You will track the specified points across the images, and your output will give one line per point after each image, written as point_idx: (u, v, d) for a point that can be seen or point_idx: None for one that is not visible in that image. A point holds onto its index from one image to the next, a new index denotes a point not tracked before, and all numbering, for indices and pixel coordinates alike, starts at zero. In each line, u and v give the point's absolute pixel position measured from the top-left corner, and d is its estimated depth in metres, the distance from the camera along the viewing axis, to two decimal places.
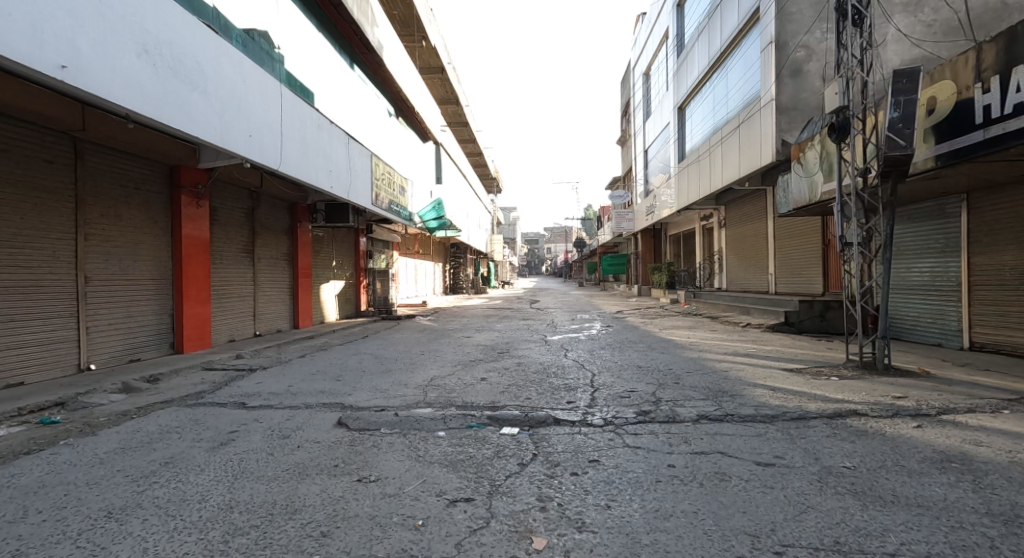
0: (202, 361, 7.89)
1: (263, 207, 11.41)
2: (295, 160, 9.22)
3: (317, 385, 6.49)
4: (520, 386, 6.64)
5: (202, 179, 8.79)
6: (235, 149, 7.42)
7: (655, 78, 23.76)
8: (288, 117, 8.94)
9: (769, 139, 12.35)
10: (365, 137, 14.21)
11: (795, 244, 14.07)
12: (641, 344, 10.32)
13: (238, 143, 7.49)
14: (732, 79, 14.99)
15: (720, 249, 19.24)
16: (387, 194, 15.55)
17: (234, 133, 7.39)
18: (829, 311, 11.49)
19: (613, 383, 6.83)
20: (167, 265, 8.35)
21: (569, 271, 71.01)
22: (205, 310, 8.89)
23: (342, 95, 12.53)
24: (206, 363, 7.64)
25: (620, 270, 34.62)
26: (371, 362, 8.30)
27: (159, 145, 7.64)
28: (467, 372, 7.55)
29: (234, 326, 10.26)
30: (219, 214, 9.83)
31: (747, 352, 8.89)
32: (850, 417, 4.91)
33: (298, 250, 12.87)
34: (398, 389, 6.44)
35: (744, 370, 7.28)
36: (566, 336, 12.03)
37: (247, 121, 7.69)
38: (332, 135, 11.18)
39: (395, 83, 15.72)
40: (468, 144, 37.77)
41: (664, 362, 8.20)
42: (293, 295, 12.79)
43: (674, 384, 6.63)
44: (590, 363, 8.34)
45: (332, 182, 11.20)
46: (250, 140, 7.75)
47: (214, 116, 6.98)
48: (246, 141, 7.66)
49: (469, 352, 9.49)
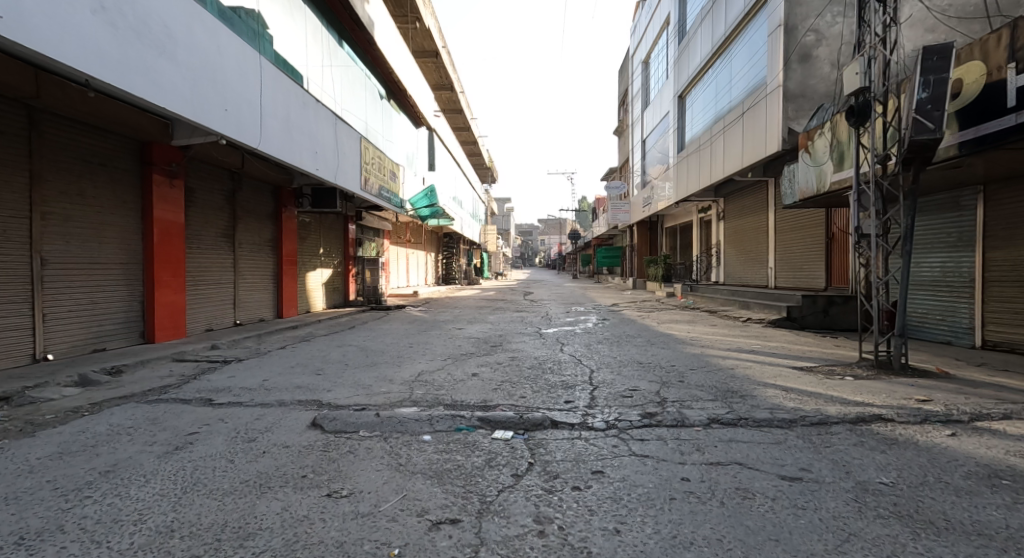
0: (174, 350, 7.41)
1: (244, 190, 10.87)
2: (277, 138, 8.68)
3: (294, 379, 6.01)
4: (514, 384, 6.20)
5: (176, 157, 8.29)
6: (209, 123, 6.89)
7: (654, 66, 23.28)
8: (270, 93, 8.39)
9: (775, 127, 11.91)
10: (355, 120, 13.65)
11: (797, 237, 13.66)
12: (640, 339, 9.88)
13: (212, 117, 6.95)
14: (736, 66, 14.51)
15: (718, 242, 18.81)
16: (377, 180, 14.99)
17: (207, 106, 6.86)
18: (833, 307, 11.10)
19: (613, 381, 6.40)
20: (137, 248, 7.84)
21: (562, 263, 70.69)
22: (179, 297, 8.41)
23: (330, 74, 11.95)
24: (177, 354, 7.13)
25: (614, 263, 34.24)
26: (356, 355, 7.82)
27: (126, 118, 7.11)
28: (458, 367, 7.11)
29: (212, 314, 9.76)
30: (196, 196, 9.31)
31: (751, 348, 8.47)
32: (875, 422, 4.49)
33: (283, 236, 12.36)
34: (381, 385, 5.97)
35: (751, 368, 6.86)
36: (561, 329, 11.60)
37: (223, 93, 7.16)
38: (318, 114, 10.63)
39: (387, 64, 15.13)
40: (462, 132, 37.15)
41: (665, 358, 7.78)
42: (277, 283, 12.27)
43: (680, 383, 6.19)
44: (587, 358, 7.93)
45: (317, 165, 10.66)
46: (226, 114, 7.22)
47: (184, 86, 6.45)
48: (221, 115, 7.12)
49: (461, 345, 9.03)
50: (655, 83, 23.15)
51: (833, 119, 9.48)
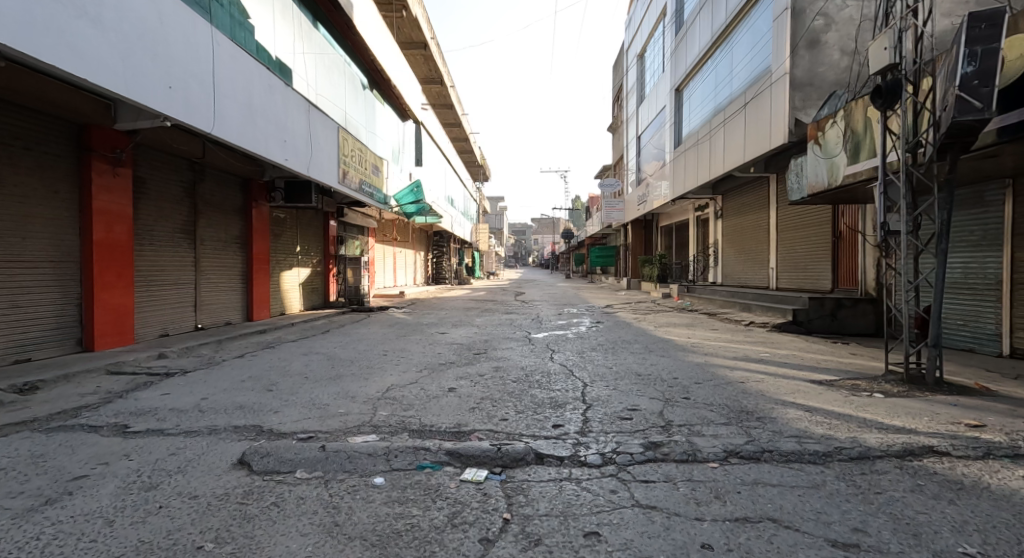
0: (112, 359, 6.58)
1: (207, 182, 10.03)
2: (235, 123, 7.84)
3: (238, 397, 5.15)
4: (494, 404, 5.37)
5: (123, 144, 7.48)
6: (146, 100, 6.07)
7: (650, 59, 22.51)
8: (226, 71, 7.55)
9: (781, 118, 11.16)
10: (333, 109, 12.80)
11: (802, 235, 12.90)
12: (638, 346, 9.07)
13: (151, 94, 6.13)
14: (738, 55, 13.76)
15: (716, 241, 18.06)
16: (358, 174, 14.11)
17: (144, 80, 6.05)
18: (841, 310, 10.30)
19: (609, 398, 5.59)
20: (74, 243, 7.03)
21: (555, 262, 69.95)
22: (126, 298, 7.62)
23: (302, 57, 11.08)
24: (113, 364, 6.31)
25: (608, 262, 33.51)
26: (320, 366, 6.96)
27: (52, 96, 6.36)
28: (433, 382, 6.26)
29: (168, 318, 8.92)
30: (148, 187, 8.49)
31: (761, 357, 7.68)
32: (925, 456, 3.72)
33: (253, 233, 11.49)
34: (339, 405, 5.13)
35: (764, 383, 6.06)
36: (551, 334, 10.78)
37: (165, 68, 6.34)
38: (287, 98, 9.77)
39: (368, 51, 14.27)
40: (453, 128, 36.27)
41: (666, 369, 6.98)
42: (247, 284, 11.41)
43: (686, 402, 5.38)
44: (579, 370, 7.09)
45: (288, 155, 9.84)
46: (170, 92, 6.40)
47: (112, 56, 5.65)
48: (163, 92, 6.30)
49: (440, 353, 8.18)
50: (651, 77, 22.37)
51: (848, 106, 8.75)
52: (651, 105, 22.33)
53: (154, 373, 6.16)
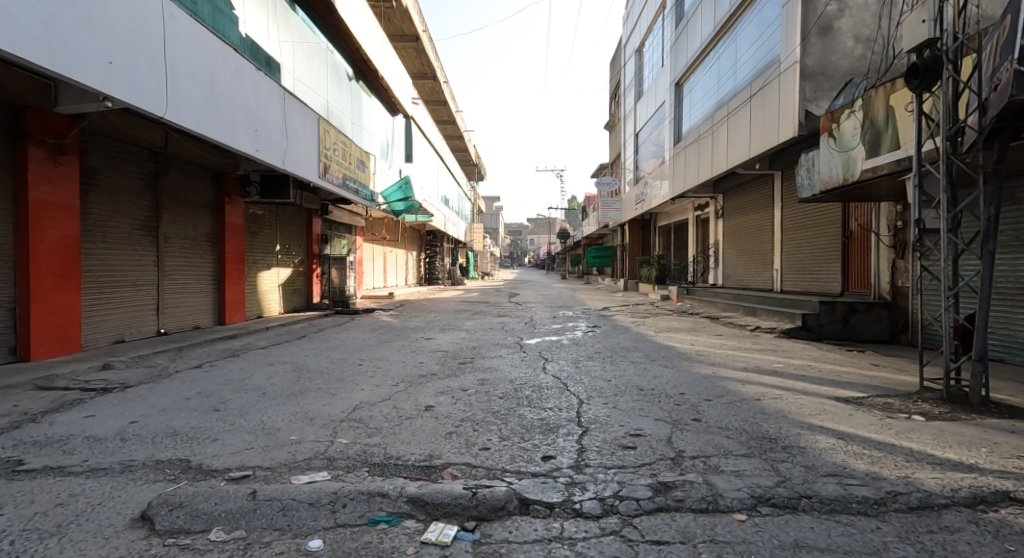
0: (45, 370, 5.82)
1: (171, 175, 9.30)
2: (194, 108, 7.11)
3: (173, 421, 4.40)
4: (475, 428, 4.62)
5: (69, 129, 6.81)
6: (81, 74, 5.35)
7: (648, 54, 21.81)
8: (183, 50, 6.84)
9: (790, 110, 10.46)
10: (313, 99, 12.04)
11: (809, 236, 12.19)
12: (638, 354, 8.35)
13: (87, 68, 5.42)
14: (742, 45, 13.07)
15: (716, 241, 17.34)
16: (341, 168, 13.35)
17: (79, 53, 5.35)
18: (854, 315, 9.58)
19: (609, 420, 4.87)
20: (8, 240, 6.37)
21: (551, 262, 69.25)
22: (72, 301, 6.95)
23: (277, 41, 10.30)
24: (45, 377, 5.56)
25: (604, 263, 32.88)
26: (284, 378, 6.21)
27: None
28: (408, 399, 5.51)
29: (125, 323, 8.22)
30: (101, 178, 7.79)
31: (774, 368, 6.97)
32: (1002, 508, 3.03)
33: (225, 230, 10.72)
34: (293, 430, 4.38)
35: (783, 401, 5.34)
36: (544, 339, 10.05)
37: (106, 39, 5.63)
38: (258, 84, 9.01)
39: (352, 38, 13.51)
40: (446, 125, 35.45)
41: (671, 383, 6.26)
42: (219, 285, 10.66)
43: (698, 426, 4.64)
44: (574, 383, 6.35)
45: (259, 146, 9.07)
46: (112, 69, 5.71)
47: (35, 22, 4.93)
48: (104, 68, 5.61)
49: (422, 363, 7.44)
50: (649, 72, 21.70)
51: (866, 94, 8.03)
52: (649, 101, 21.64)
53: (89, 389, 5.41)
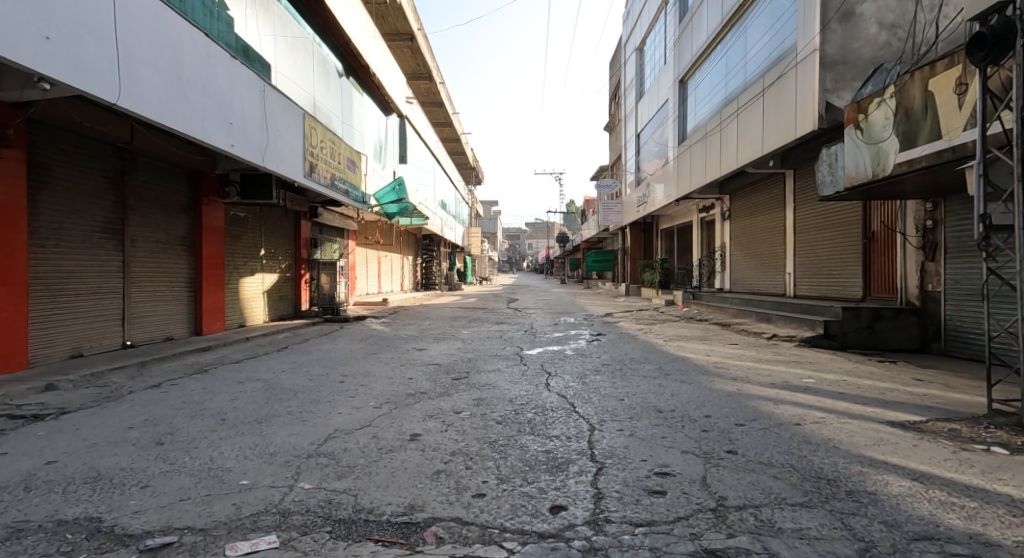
0: None
1: (140, 174, 8.61)
2: (150, 95, 6.47)
3: (100, 462, 3.69)
4: (467, 465, 3.84)
5: (11, 119, 6.31)
6: (8, 48, 4.88)
7: (650, 52, 21.15)
8: (136, 31, 6.28)
9: (811, 102, 9.72)
10: (298, 93, 11.30)
11: (824, 236, 11.21)
12: (650, 367, 7.56)
13: (14, 40, 4.94)
14: (754, 37, 12.34)
15: (723, 244, 16.55)
16: (330, 168, 12.59)
17: (8, 29, 4.89)
18: (881, 322, 8.61)
19: (626, 453, 4.11)
20: None
21: (550, 267, 68.42)
22: (18, 311, 6.51)
23: (257, 29, 9.55)
24: None
25: (605, 266, 32.09)
26: (249, 400, 5.46)
27: None
28: (391, 426, 4.73)
29: (83, 334, 7.57)
30: (54, 176, 7.19)
31: (807, 383, 6.19)
32: None
33: (203, 234, 9.96)
34: (245, 470, 3.62)
35: (828, 426, 4.55)
36: (546, 350, 9.27)
37: (41, 12, 5.17)
38: (232, 73, 8.28)
39: (341, 31, 12.78)
40: (442, 128, 34.83)
41: (693, 404, 5.47)
42: (195, 293, 9.88)
43: (736, 462, 3.88)
44: (583, 403, 5.56)
45: (235, 140, 8.33)
46: (49, 47, 5.25)
47: None
48: (39, 45, 5.14)
49: (411, 379, 6.65)
50: (651, 70, 21.02)
51: (899, 78, 6.94)
52: (651, 100, 20.93)
53: (17, 417, 4.74)
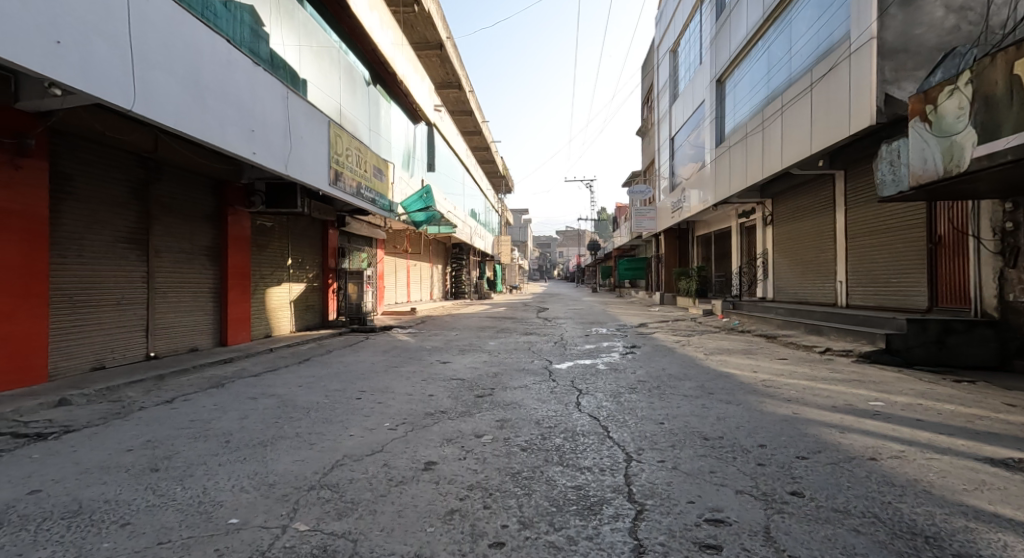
0: None
1: (165, 183, 8.40)
2: (168, 102, 6.23)
3: (83, 493, 3.54)
4: (485, 504, 3.41)
5: (31, 128, 6.16)
6: (13, 51, 4.67)
7: (685, 53, 20.41)
8: (153, 36, 6.05)
9: (867, 95, 8.93)
10: (323, 102, 11.02)
11: (881, 241, 10.34)
12: (693, 385, 6.91)
13: (18, 44, 4.72)
14: (799, 30, 11.60)
15: (765, 250, 15.70)
16: (355, 176, 12.28)
17: (14, 34, 4.69)
18: (951, 336, 7.75)
19: (672, 492, 3.56)
20: None
21: (581, 275, 67.58)
22: (38, 325, 6.35)
23: (283, 36, 9.28)
24: None
25: (638, 274, 31.23)
26: (258, 418, 5.09)
27: None
28: (404, 452, 4.24)
29: (106, 344, 7.37)
30: (77, 187, 6.99)
31: (872, 406, 5.48)
32: None
33: (229, 244, 9.72)
34: (238, 505, 3.38)
35: (912, 462, 3.90)
36: (577, 364, 8.69)
37: (49, 15, 4.96)
38: (254, 78, 8.00)
39: (368, 38, 12.50)
40: (472, 136, 34.58)
41: (744, 430, 4.85)
42: (221, 303, 9.64)
43: (804, 508, 3.32)
44: (617, 427, 4.99)
45: (256, 147, 8.04)
46: (60, 51, 5.04)
47: None
48: (47, 49, 4.93)
49: (432, 397, 6.14)
50: (686, 71, 20.29)
51: (977, 62, 6.16)
52: (686, 102, 20.18)
53: (21, 436, 4.58)
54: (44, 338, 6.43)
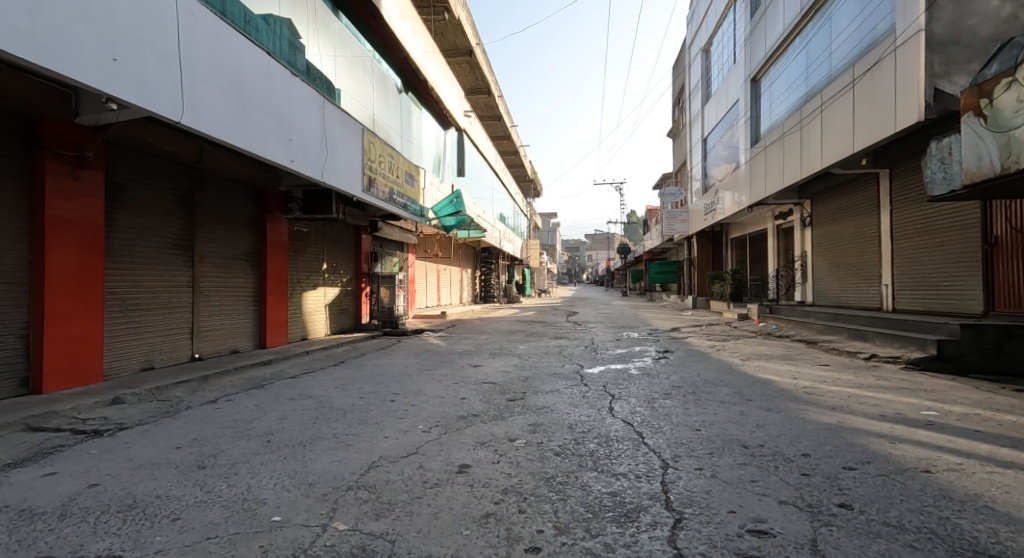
0: (45, 407, 5.26)
1: (209, 192, 8.61)
2: (213, 113, 6.38)
3: (137, 487, 3.62)
4: (520, 508, 3.36)
5: (89, 141, 6.39)
6: (71, 65, 4.82)
7: (717, 52, 20.12)
8: (200, 50, 6.21)
9: (914, 91, 8.65)
10: (357, 109, 11.17)
11: (929, 244, 10.00)
12: (729, 391, 6.76)
13: (78, 61, 4.89)
14: (840, 24, 11.31)
15: (803, 252, 15.32)
16: (388, 182, 12.40)
17: (73, 50, 4.85)
18: (1009, 342, 7.39)
19: (712, 501, 3.46)
20: (23, 263, 5.98)
21: (610, 279, 67.09)
22: (94, 328, 6.53)
23: (319, 45, 9.42)
24: (37, 421, 4.91)
25: (669, 278, 30.83)
26: (299, 419, 5.15)
27: (12, 90, 5.33)
28: (438, 454, 4.23)
29: (155, 345, 7.56)
30: (129, 197, 7.20)
31: (920, 415, 5.28)
32: None
33: (268, 249, 9.90)
34: (279, 503, 3.41)
35: (970, 476, 3.73)
36: (608, 368, 8.59)
37: (106, 33, 5.13)
38: (292, 88, 8.14)
39: (400, 46, 12.63)
40: (500, 141, 34.67)
41: (785, 438, 4.71)
42: (260, 307, 9.82)
43: (854, 521, 3.20)
44: (652, 433, 4.90)
45: (294, 156, 8.18)
46: (115, 68, 5.21)
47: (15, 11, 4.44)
48: (104, 66, 5.10)
49: (463, 400, 6.13)
50: (719, 71, 19.99)
51: None
52: (719, 103, 19.87)
53: (79, 432, 4.74)
54: (100, 340, 6.62)
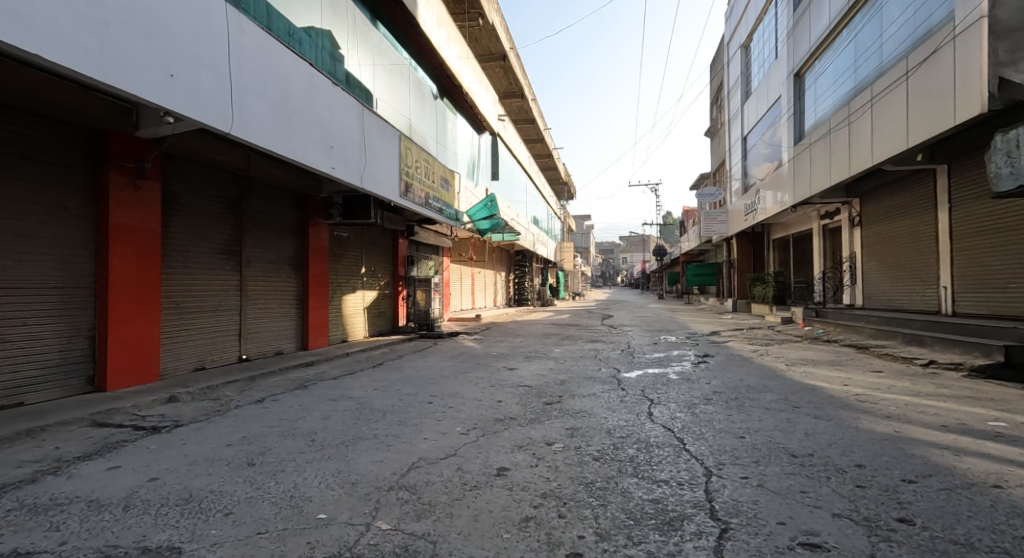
0: (109, 403, 5.46)
1: (255, 199, 8.80)
2: (260, 122, 6.52)
3: (192, 482, 3.69)
4: (560, 513, 3.30)
5: (148, 153, 6.60)
6: (134, 81, 4.99)
7: (758, 48, 19.68)
8: (248, 62, 6.35)
9: (975, 81, 8.27)
10: (395, 114, 11.28)
11: (993, 245, 9.53)
12: (773, 396, 6.56)
13: (140, 76, 5.05)
14: (891, 14, 10.91)
15: (851, 254, 14.83)
16: (424, 186, 12.49)
17: (133, 66, 5.01)
18: None
19: (760, 511, 3.33)
20: (87, 269, 6.21)
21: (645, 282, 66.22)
22: (154, 331, 6.73)
23: (358, 52, 9.56)
24: (101, 417, 5.10)
25: (706, 281, 30.25)
26: (342, 419, 5.20)
27: (79, 103, 5.53)
28: (476, 457, 4.19)
29: (206, 346, 7.76)
30: (184, 205, 7.43)
31: (980, 425, 5.00)
32: None
33: (310, 254, 10.08)
34: (324, 501, 3.43)
35: None
36: (646, 373, 8.44)
37: (164, 50, 5.29)
38: (333, 96, 8.27)
39: (437, 52, 12.72)
40: (534, 144, 34.66)
41: (836, 447, 4.52)
42: (303, 310, 9.99)
43: (915, 537, 3.04)
44: (692, 439, 4.76)
45: (335, 163, 8.31)
46: (172, 84, 5.37)
47: (82, 29, 4.60)
48: (162, 81, 5.25)
49: (500, 403, 6.09)
50: (759, 68, 19.56)
51: None
52: (759, 101, 19.43)
53: (140, 428, 4.89)
54: (158, 343, 6.81)
